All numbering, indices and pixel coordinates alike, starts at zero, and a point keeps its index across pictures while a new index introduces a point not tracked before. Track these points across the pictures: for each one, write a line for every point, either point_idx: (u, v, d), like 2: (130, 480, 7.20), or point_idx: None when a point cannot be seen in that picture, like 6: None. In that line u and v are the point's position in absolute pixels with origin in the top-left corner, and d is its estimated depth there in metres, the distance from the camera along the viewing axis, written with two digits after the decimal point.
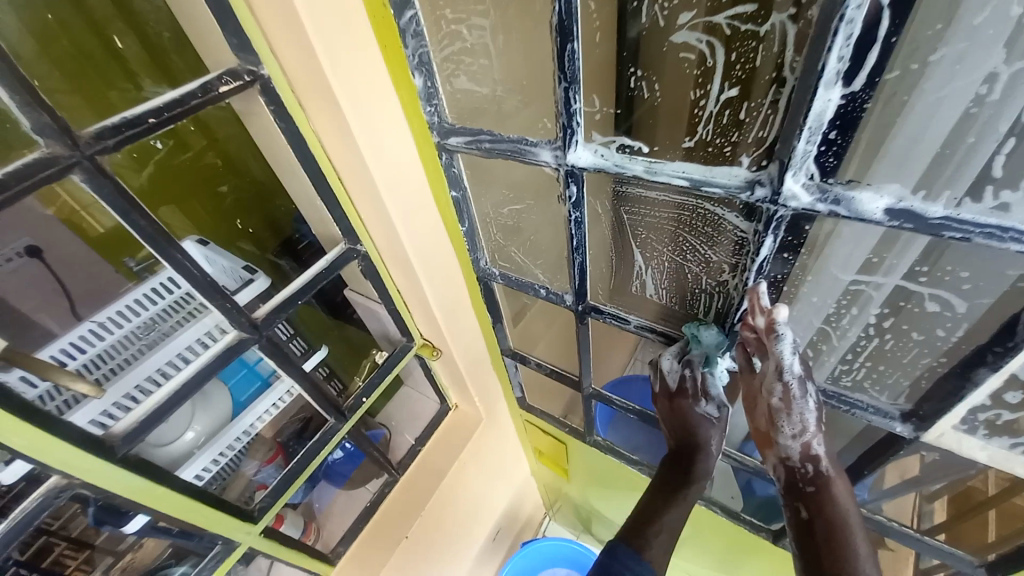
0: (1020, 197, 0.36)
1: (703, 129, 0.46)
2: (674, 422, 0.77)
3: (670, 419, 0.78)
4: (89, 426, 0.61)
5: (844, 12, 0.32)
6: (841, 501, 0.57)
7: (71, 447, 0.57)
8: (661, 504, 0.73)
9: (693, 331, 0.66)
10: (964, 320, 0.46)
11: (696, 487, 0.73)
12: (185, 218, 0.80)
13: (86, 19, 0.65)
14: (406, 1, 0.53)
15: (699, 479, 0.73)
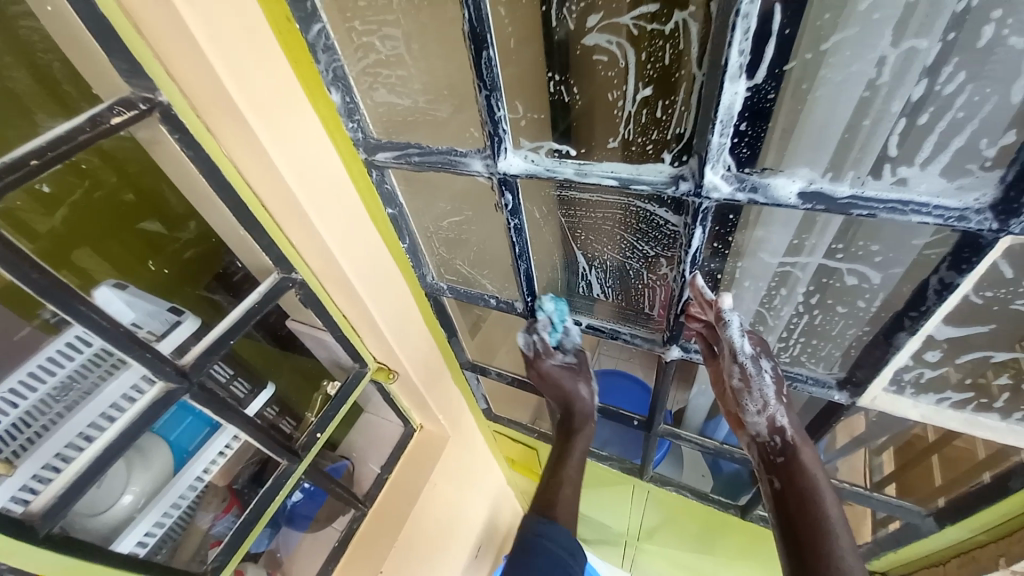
0: (916, 171, 0.38)
1: (625, 128, 0.46)
2: (549, 388, 0.86)
3: (547, 385, 0.87)
4: (8, 506, 0.54)
5: (739, 7, 0.33)
6: (811, 468, 0.55)
7: None
8: (563, 459, 0.85)
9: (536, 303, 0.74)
10: (881, 289, 0.49)
11: (581, 426, 0.86)
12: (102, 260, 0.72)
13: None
14: (311, 14, 0.50)
15: (583, 425, 0.87)
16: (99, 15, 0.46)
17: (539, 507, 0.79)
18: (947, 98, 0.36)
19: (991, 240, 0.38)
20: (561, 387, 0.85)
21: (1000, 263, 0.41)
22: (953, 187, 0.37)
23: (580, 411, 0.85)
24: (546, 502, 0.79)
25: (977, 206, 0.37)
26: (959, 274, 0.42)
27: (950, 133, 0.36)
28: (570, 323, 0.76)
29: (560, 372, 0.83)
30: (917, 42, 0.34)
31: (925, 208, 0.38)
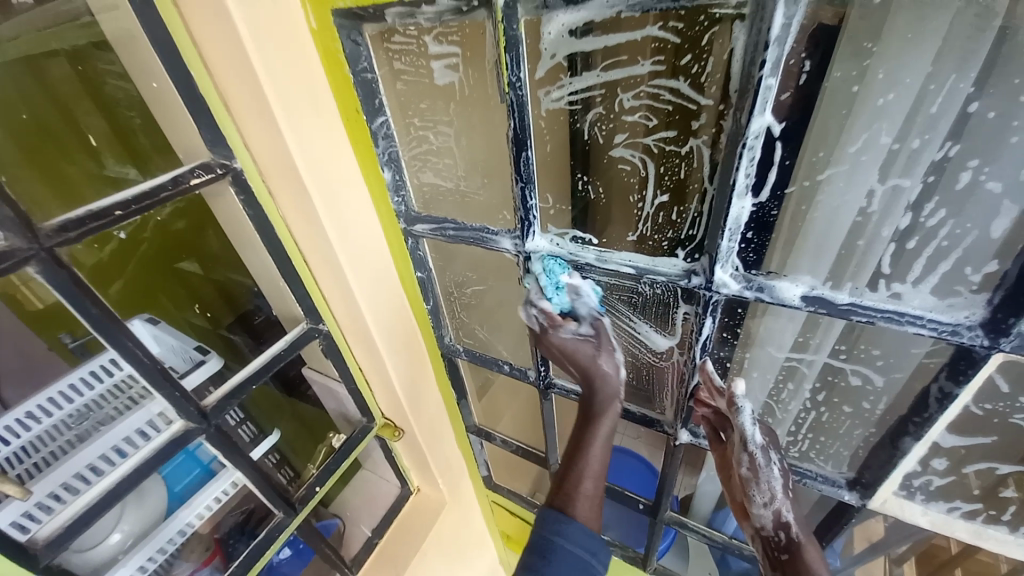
0: (909, 287, 0.42)
1: (643, 225, 0.52)
2: (560, 362, 0.66)
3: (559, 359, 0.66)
4: (9, 530, 0.53)
5: (745, 141, 0.39)
6: (816, 568, 0.53)
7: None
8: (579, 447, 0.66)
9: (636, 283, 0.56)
10: (885, 393, 0.51)
11: (603, 413, 0.65)
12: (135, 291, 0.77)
13: (51, 100, 0.67)
14: (378, 109, 0.59)
15: (604, 410, 0.64)
16: (199, 95, 0.54)
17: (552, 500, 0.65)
18: (930, 230, 0.41)
19: (985, 354, 0.40)
20: (591, 369, 0.64)
21: (995, 377, 0.43)
22: (944, 305, 0.41)
23: (602, 398, 0.65)
24: (563, 494, 0.64)
25: (969, 322, 0.40)
26: (958, 385, 0.43)
27: (937, 259, 0.40)
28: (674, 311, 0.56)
29: (572, 344, 0.63)
30: (901, 181, 0.40)
31: (920, 319, 0.41)
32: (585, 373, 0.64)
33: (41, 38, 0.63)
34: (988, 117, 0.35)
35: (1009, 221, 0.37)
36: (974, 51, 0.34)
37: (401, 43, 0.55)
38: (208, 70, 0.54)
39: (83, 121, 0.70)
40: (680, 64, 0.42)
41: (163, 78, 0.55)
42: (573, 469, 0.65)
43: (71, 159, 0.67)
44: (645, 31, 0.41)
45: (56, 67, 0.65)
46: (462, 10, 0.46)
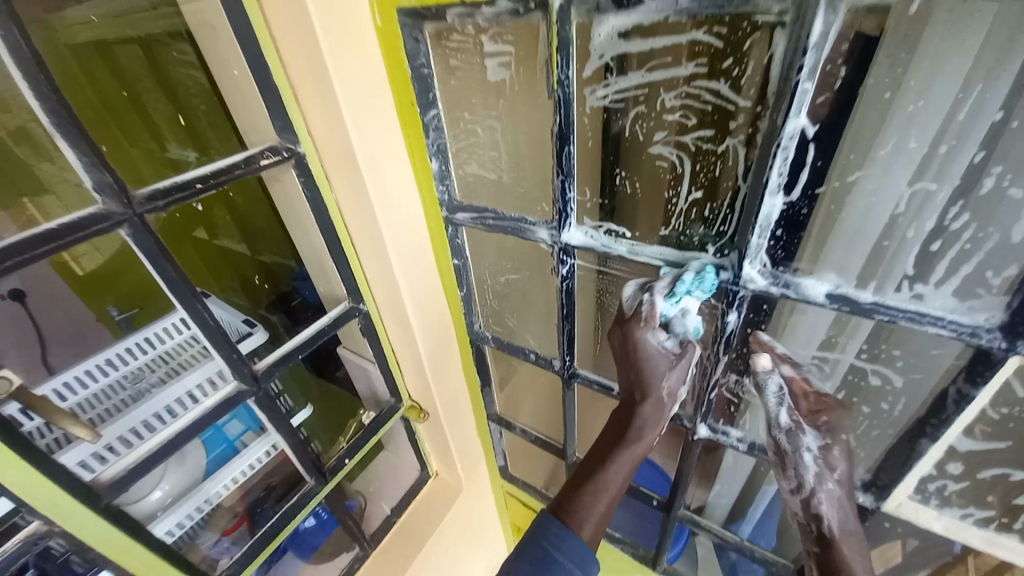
0: (931, 289, 0.44)
1: (676, 220, 0.54)
2: (625, 367, 0.62)
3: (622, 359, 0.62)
4: (78, 469, 0.60)
5: (780, 140, 0.41)
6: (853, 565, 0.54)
7: (62, 491, 0.56)
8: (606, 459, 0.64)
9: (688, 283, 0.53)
10: (904, 394, 0.52)
11: (638, 435, 0.63)
12: (191, 258, 0.84)
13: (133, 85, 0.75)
14: (430, 102, 0.63)
15: (645, 432, 0.63)
16: (272, 81, 0.59)
17: (560, 500, 0.65)
18: (955, 233, 0.42)
19: (1002, 356, 0.42)
20: (644, 385, 0.61)
21: (1013, 382, 0.44)
22: (964, 307, 0.43)
23: (641, 417, 0.63)
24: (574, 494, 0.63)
25: (988, 325, 0.42)
26: (975, 386, 0.45)
27: (959, 262, 0.42)
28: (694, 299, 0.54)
29: (650, 349, 0.58)
30: (931, 185, 0.42)
31: (940, 320, 0.43)
32: (641, 388, 0.61)
33: (121, 26, 0.70)
34: (1012, 126, 0.37)
35: None
36: (1005, 64, 0.35)
37: (458, 42, 0.59)
38: (281, 58, 0.59)
39: (151, 107, 0.77)
40: (720, 66, 0.44)
41: (243, 67, 0.61)
42: (592, 476, 0.64)
43: (138, 141, 0.74)
44: (691, 36, 0.44)
45: (127, 53, 0.73)
46: (519, 12, 0.50)
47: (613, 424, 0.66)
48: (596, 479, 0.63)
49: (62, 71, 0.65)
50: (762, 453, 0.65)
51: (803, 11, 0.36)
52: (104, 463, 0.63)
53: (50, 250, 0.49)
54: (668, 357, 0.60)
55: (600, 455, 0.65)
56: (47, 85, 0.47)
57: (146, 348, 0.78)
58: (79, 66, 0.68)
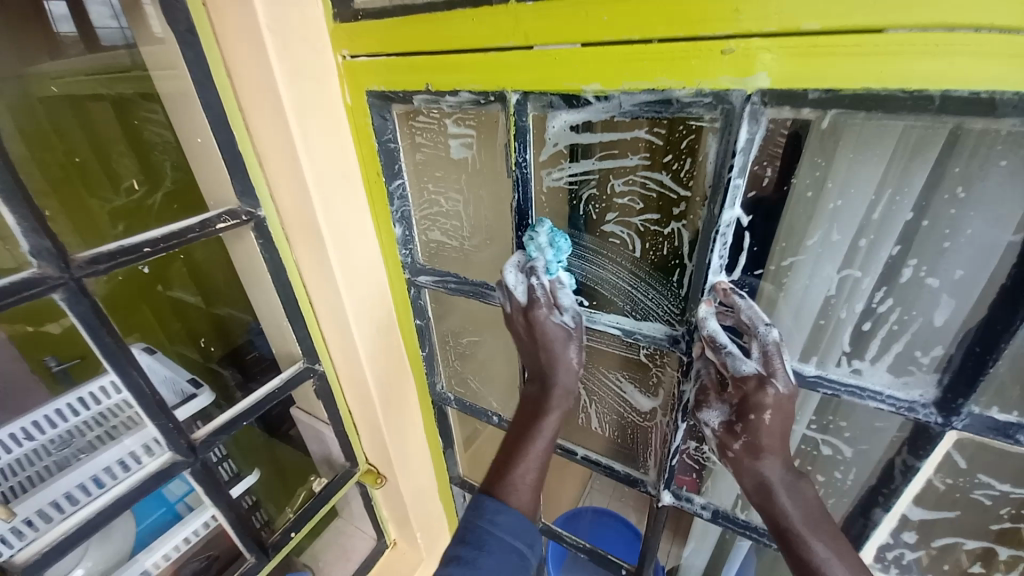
0: (867, 365, 0.47)
1: (629, 292, 0.57)
2: (526, 344, 0.61)
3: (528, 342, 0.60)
4: None
5: (719, 229, 0.45)
6: None
7: None
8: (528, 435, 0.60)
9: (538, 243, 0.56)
10: (854, 464, 0.54)
11: (556, 402, 0.60)
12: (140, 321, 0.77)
13: (92, 139, 0.70)
14: (396, 173, 0.65)
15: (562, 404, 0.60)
16: (236, 148, 0.60)
17: (489, 483, 0.58)
18: (883, 315, 0.45)
19: (941, 430, 0.44)
20: (553, 359, 0.59)
21: (952, 454, 0.47)
22: (899, 382, 0.45)
23: (558, 389, 0.60)
24: (500, 471, 0.58)
25: (923, 400, 0.44)
26: (919, 458, 0.47)
27: (889, 340, 0.45)
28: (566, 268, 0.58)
29: (552, 326, 0.58)
30: (860, 272, 0.45)
31: (880, 395, 0.45)
32: (550, 362, 0.59)
33: (92, 83, 0.67)
34: (923, 225, 0.42)
35: (947, 312, 0.42)
36: (909, 171, 0.40)
37: (423, 123, 0.62)
38: (248, 130, 0.61)
39: (115, 160, 0.73)
40: (662, 161, 0.48)
41: (208, 134, 0.61)
42: (518, 453, 0.59)
43: (96, 193, 0.69)
44: (636, 133, 0.48)
45: (98, 109, 0.69)
46: (480, 103, 0.52)
47: (530, 397, 0.63)
48: (523, 454, 0.59)
49: (19, 123, 0.62)
50: (727, 522, 0.63)
51: (731, 120, 0.40)
52: (21, 538, 0.57)
53: None
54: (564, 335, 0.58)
55: (521, 429, 0.61)
56: None
57: (79, 408, 0.73)
58: (49, 119, 0.65)
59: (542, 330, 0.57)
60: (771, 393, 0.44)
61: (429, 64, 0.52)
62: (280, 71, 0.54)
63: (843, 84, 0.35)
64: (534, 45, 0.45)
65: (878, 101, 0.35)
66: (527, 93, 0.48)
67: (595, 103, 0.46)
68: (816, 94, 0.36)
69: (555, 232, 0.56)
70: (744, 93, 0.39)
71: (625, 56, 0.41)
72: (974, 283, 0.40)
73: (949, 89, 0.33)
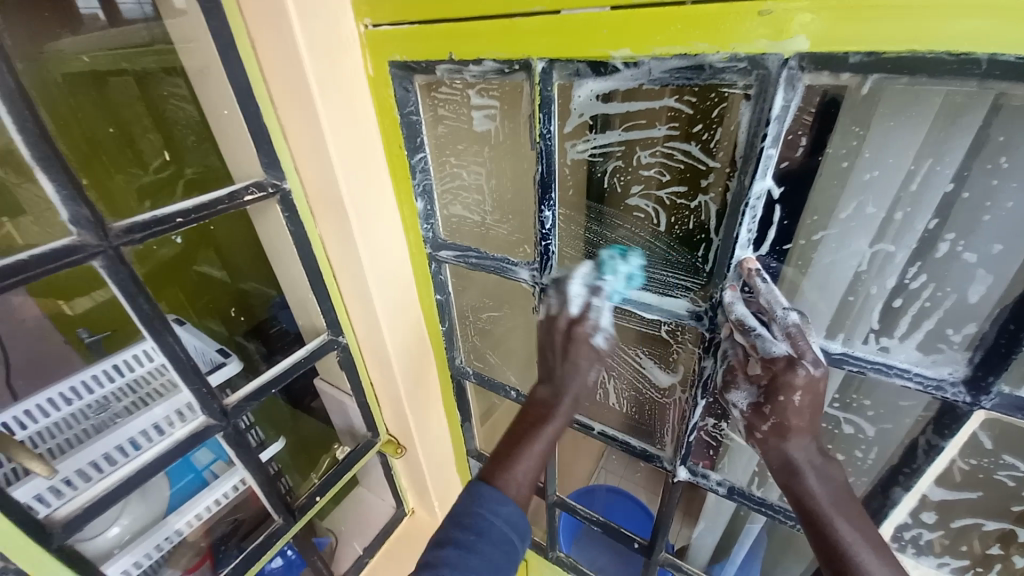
0: (895, 342, 0.46)
1: (652, 267, 0.56)
2: (553, 358, 0.63)
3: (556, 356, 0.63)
4: (31, 504, 0.57)
5: (748, 201, 0.44)
6: None
7: (19, 531, 0.55)
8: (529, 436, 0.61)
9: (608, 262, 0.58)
10: (876, 443, 0.53)
11: (564, 414, 0.62)
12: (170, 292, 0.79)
13: (114, 114, 0.71)
14: (418, 146, 0.65)
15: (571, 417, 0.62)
16: (260, 120, 0.61)
17: (487, 472, 0.59)
18: (915, 292, 0.44)
19: (967, 409, 0.43)
20: (575, 369, 0.61)
21: (977, 433, 0.46)
22: (928, 360, 0.44)
23: (568, 397, 0.62)
24: (500, 464, 0.59)
25: (952, 378, 0.43)
26: (943, 437, 0.46)
27: (920, 317, 0.44)
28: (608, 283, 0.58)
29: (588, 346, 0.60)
30: (892, 248, 0.44)
31: (907, 372, 0.44)
32: (569, 375, 0.62)
33: (114, 57, 0.68)
34: (963, 197, 0.40)
35: (983, 288, 0.40)
36: (952, 141, 0.39)
37: (446, 94, 0.62)
38: (272, 102, 0.61)
39: (139, 135, 0.74)
40: (692, 131, 0.47)
41: (234, 107, 0.62)
42: (521, 449, 0.60)
43: (122, 169, 0.70)
44: (663, 102, 0.47)
45: (121, 84, 0.70)
46: (504, 72, 0.51)
47: (539, 401, 0.64)
48: (526, 451, 0.60)
49: (50, 91, 0.62)
50: (743, 498, 0.64)
51: (766, 86, 0.39)
52: (60, 497, 0.60)
53: (18, 281, 0.48)
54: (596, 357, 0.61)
55: (526, 428, 0.62)
56: (29, 120, 0.46)
57: (113, 376, 0.75)
58: (72, 96, 0.65)
59: (575, 349, 0.60)
60: (802, 373, 0.44)
61: (451, 32, 0.51)
62: (303, 42, 0.54)
63: (885, 46, 0.34)
64: (561, 10, 0.44)
65: (922, 64, 0.33)
66: (553, 61, 0.47)
67: (623, 70, 0.44)
68: (856, 58, 0.35)
69: (638, 268, 0.57)
70: (780, 58, 0.37)
71: (656, 19, 0.40)
72: (1013, 257, 0.38)
73: (998, 53, 0.31)
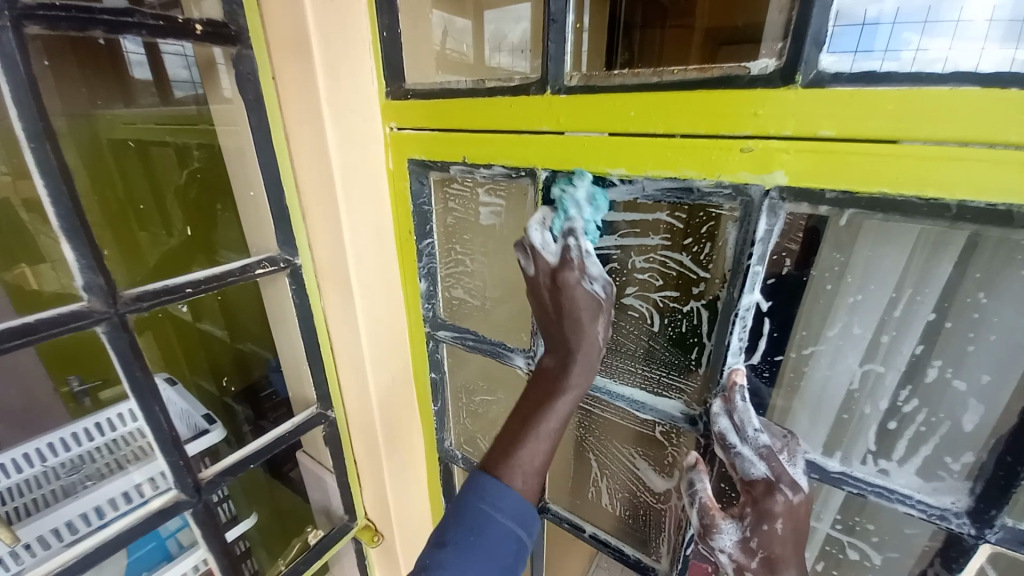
0: (894, 465, 0.44)
1: (648, 365, 0.57)
2: (548, 320, 0.51)
3: (550, 313, 0.51)
4: None
5: (738, 311, 0.46)
6: None
7: None
8: (529, 422, 0.48)
9: (563, 191, 0.51)
10: (883, 572, 0.50)
11: (574, 386, 0.49)
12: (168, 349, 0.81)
13: (152, 182, 0.78)
14: (427, 233, 0.68)
15: (583, 382, 0.49)
16: (283, 202, 0.65)
17: (490, 459, 0.50)
18: (908, 415, 0.44)
19: (973, 543, 0.41)
20: (578, 328, 0.49)
21: (988, 571, 0.43)
22: (929, 487, 0.43)
23: (581, 365, 0.49)
24: (501, 453, 0.49)
25: (955, 508, 0.41)
26: (951, 572, 0.44)
27: (917, 442, 0.43)
28: (575, 218, 0.50)
29: (579, 297, 0.48)
30: (882, 368, 0.44)
31: (908, 499, 0.43)
32: (573, 335, 0.49)
33: (161, 130, 0.75)
34: (946, 326, 0.41)
35: (977, 416, 0.40)
36: (931, 272, 0.41)
37: (457, 190, 0.67)
38: (297, 186, 0.66)
39: (169, 200, 0.80)
40: (684, 243, 0.50)
41: (261, 188, 0.67)
42: (526, 430, 0.48)
43: (148, 228, 0.76)
44: (657, 215, 0.51)
45: (162, 154, 0.77)
46: (511, 176, 0.56)
47: (544, 374, 0.51)
48: (527, 436, 0.48)
49: (89, 158, 0.67)
50: None
51: (750, 211, 0.42)
52: (18, 561, 0.58)
53: (19, 344, 0.48)
54: (596, 306, 0.49)
55: (529, 406, 0.50)
56: (65, 195, 0.50)
57: (94, 434, 0.75)
58: (115, 161, 0.73)
59: (570, 299, 0.48)
60: (781, 500, 0.42)
61: (467, 140, 0.57)
62: (332, 139, 0.59)
63: (859, 187, 0.37)
64: (565, 131, 0.49)
65: (895, 206, 0.36)
66: (555, 172, 0.52)
67: (620, 185, 0.48)
68: (832, 194, 0.38)
69: (597, 189, 0.50)
70: (763, 188, 0.40)
71: (650, 147, 0.45)
72: (1003, 389, 0.39)
73: (965, 200, 0.33)
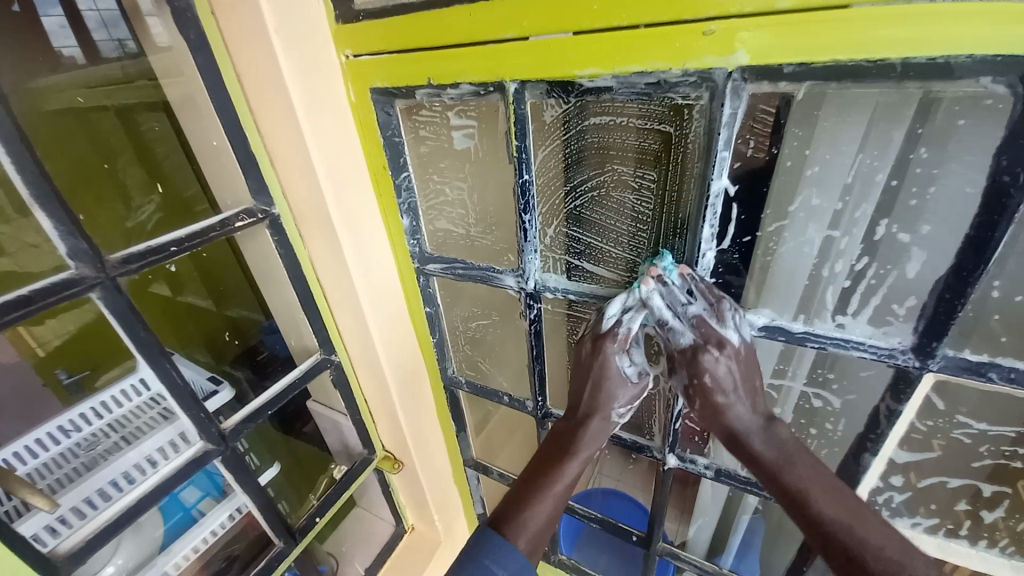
0: (850, 318, 0.50)
1: (632, 265, 0.60)
2: (580, 377, 0.62)
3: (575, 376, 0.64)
4: (36, 538, 0.59)
5: (709, 199, 0.49)
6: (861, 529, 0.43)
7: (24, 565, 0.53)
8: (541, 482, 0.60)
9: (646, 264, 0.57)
10: (843, 414, 0.58)
11: (586, 447, 0.62)
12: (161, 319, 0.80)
13: (101, 147, 0.71)
14: (402, 166, 0.68)
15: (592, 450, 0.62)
16: (248, 147, 0.63)
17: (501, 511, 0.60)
18: (859, 273, 0.49)
19: (918, 374, 0.48)
20: (604, 393, 0.61)
21: (929, 395, 0.51)
22: (879, 332, 0.49)
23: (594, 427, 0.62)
24: (514, 507, 0.59)
25: (902, 347, 0.47)
26: (900, 402, 0.51)
27: (868, 295, 0.49)
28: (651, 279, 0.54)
29: (617, 371, 0.60)
30: (839, 234, 0.49)
31: (862, 344, 0.49)
32: (594, 400, 0.62)
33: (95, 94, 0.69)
34: (893, 186, 0.45)
35: (920, 264, 0.46)
36: (886, 136, 0.44)
37: (426, 116, 0.66)
38: (257, 127, 0.63)
39: (121, 168, 0.74)
40: (653, 142, 0.52)
41: (223, 137, 0.64)
42: (536, 490, 0.59)
43: (111, 202, 0.71)
44: (624, 117, 0.52)
45: (104, 120, 0.71)
46: (480, 94, 0.56)
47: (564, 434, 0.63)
48: (542, 494, 0.59)
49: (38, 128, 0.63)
50: (730, 479, 0.67)
51: (715, 97, 0.44)
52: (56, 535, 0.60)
53: (21, 316, 0.48)
54: (627, 386, 0.61)
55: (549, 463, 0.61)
56: (26, 159, 0.47)
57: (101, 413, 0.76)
58: (61, 128, 0.66)
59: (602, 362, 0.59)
60: (706, 356, 0.51)
61: (430, 58, 0.55)
62: (289, 73, 0.57)
63: (815, 57, 0.38)
64: (530, 35, 0.48)
65: (847, 71, 0.38)
66: (525, 81, 0.52)
67: (589, 88, 0.49)
68: (791, 68, 0.40)
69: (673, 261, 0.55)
70: (725, 71, 0.42)
71: (617, 42, 0.45)
72: (942, 236, 0.44)
73: (909, 57, 0.36)
